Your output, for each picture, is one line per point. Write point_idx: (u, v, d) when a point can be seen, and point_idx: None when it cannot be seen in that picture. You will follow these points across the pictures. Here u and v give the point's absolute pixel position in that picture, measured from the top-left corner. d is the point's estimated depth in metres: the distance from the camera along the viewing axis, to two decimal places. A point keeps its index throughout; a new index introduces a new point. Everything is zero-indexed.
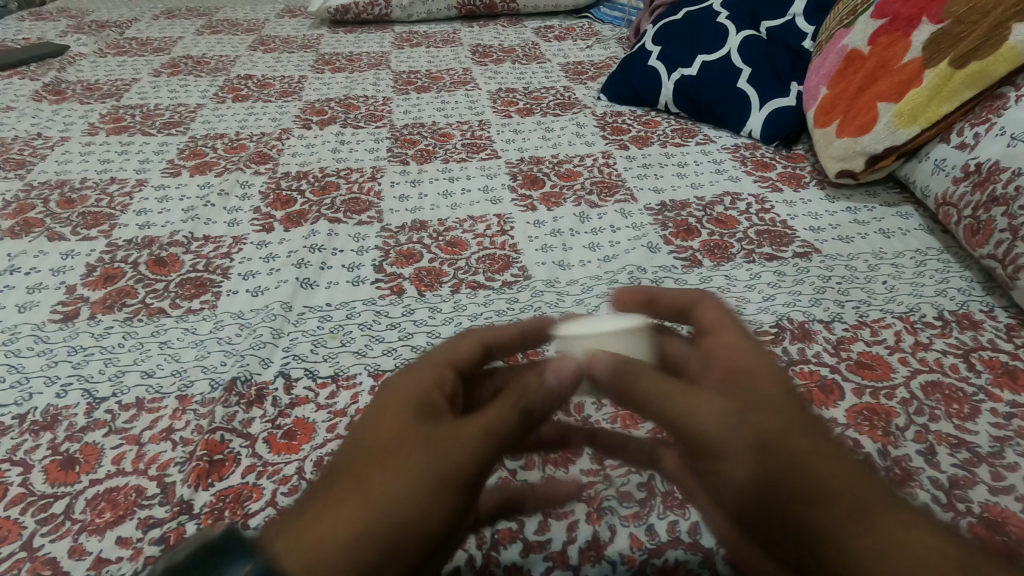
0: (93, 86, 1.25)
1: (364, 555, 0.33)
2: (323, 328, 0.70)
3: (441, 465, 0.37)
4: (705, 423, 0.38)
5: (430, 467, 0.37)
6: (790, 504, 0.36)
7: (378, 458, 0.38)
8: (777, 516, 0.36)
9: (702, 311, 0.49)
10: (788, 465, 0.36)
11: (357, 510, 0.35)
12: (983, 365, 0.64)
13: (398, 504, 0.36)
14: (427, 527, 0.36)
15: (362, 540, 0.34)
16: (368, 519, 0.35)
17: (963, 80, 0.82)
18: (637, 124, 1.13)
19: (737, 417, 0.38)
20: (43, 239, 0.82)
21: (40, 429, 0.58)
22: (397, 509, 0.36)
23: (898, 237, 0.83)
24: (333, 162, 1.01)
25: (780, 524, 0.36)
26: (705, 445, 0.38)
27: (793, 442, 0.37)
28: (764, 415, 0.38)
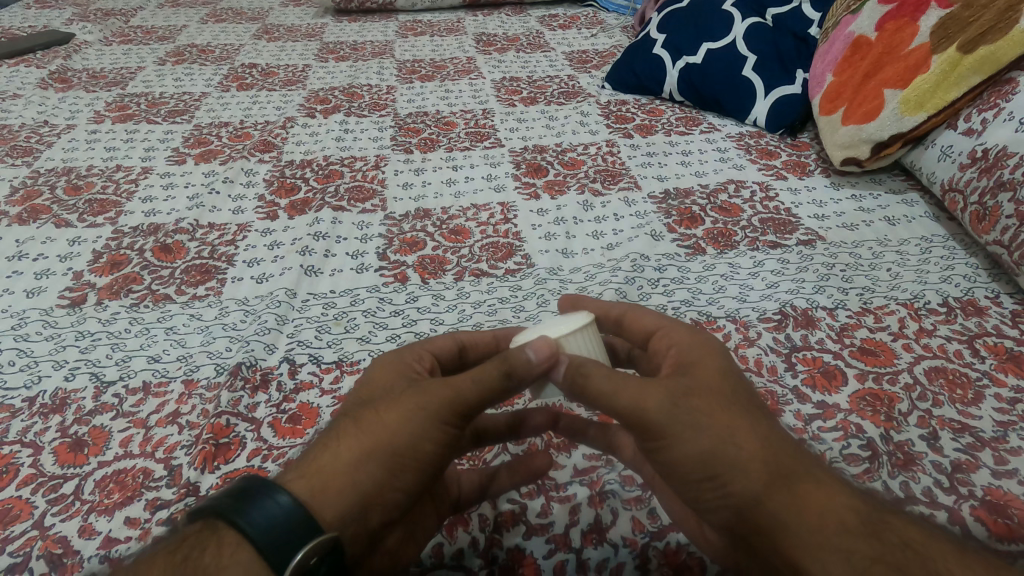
0: (98, 74, 1.25)
1: (369, 473, 0.43)
2: (327, 315, 0.70)
3: (418, 429, 0.44)
4: (657, 412, 0.43)
5: (416, 405, 0.44)
6: (727, 475, 0.41)
7: (372, 406, 0.46)
8: (715, 485, 0.42)
9: (636, 319, 0.54)
10: (725, 443, 0.42)
11: (360, 445, 0.44)
12: (988, 350, 0.64)
13: (393, 437, 0.44)
14: (421, 451, 0.44)
15: (369, 470, 0.43)
16: (372, 451, 0.44)
17: (971, 65, 0.81)
18: (642, 112, 1.13)
19: (683, 403, 0.43)
20: (50, 225, 0.82)
21: (49, 411, 0.58)
22: (394, 440, 0.44)
23: (903, 224, 0.83)
24: (337, 150, 1.01)
25: (717, 491, 0.42)
26: (656, 430, 0.43)
27: (732, 425, 0.42)
28: (704, 401, 0.43)
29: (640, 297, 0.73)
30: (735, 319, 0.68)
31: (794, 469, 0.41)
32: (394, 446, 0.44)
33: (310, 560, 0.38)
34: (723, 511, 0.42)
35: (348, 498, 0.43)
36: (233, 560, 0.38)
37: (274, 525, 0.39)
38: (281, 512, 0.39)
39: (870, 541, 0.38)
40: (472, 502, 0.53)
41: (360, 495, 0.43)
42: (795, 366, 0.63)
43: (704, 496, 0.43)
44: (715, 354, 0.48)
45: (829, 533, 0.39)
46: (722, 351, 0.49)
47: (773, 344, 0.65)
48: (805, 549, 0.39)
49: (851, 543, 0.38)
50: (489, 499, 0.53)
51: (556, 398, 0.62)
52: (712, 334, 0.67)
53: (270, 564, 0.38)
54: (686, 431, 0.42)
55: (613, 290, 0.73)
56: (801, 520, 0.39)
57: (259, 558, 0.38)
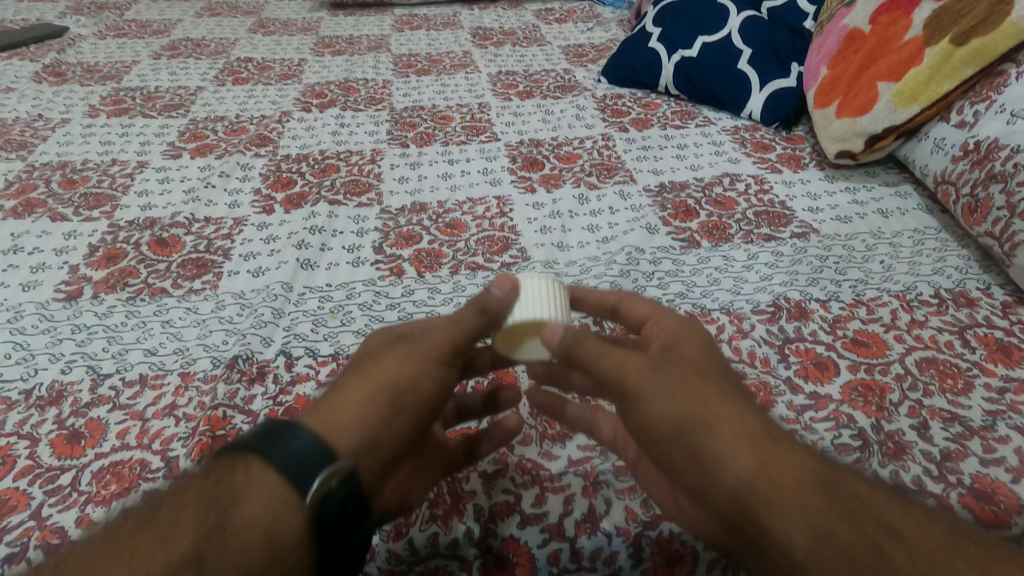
0: (93, 68, 1.25)
1: (376, 405, 0.47)
2: (323, 308, 0.71)
3: (414, 366, 0.50)
4: (632, 373, 0.47)
5: (415, 351, 0.50)
6: (697, 435, 0.42)
7: (375, 358, 0.50)
8: (683, 446, 0.43)
9: (632, 305, 0.56)
10: (694, 405, 0.43)
11: (364, 386, 0.48)
12: (978, 341, 0.64)
13: (398, 377, 0.49)
14: (421, 389, 0.49)
15: (378, 407, 0.47)
16: (378, 389, 0.48)
17: (964, 57, 0.82)
18: (637, 106, 1.13)
19: (659, 369, 0.47)
20: (46, 219, 0.82)
21: (45, 404, 0.58)
22: (398, 379, 0.49)
23: (897, 217, 0.84)
24: (333, 145, 1.01)
25: (685, 454, 0.43)
26: (633, 393, 0.47)
27: (707, 392, 0.44)
28: (679, 370, 0.46)
29: (635, 290, 0.73)
30: (729, 311, 0.69)
31: (762, 433, 0.42)
32: (398, 385, 0.48)
33: (332, 481, 0.42)
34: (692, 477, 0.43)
35: (361, 431, 0.46)
36: (263, 485, 0.41)
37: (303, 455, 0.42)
38: (304, 442, 0.43)
39: (830, 500, 0.38)
40: (467, 492, 0.53)
41: (368, 427, 0.46)
42: (788, 357, 0.63)
43: (677, 465, 0.44)
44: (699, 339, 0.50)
45: (788, 492, 0.38)
46: (709, 338, 0.51)
47: (767, 336, 0.66)
48: (764, 506, 0.39)
49: (809, 501, 0.38)
50: (484, 490, 0.53)
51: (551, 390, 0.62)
52: (706, 325, 0.67)
53: (296, 486, 0.41)
54: (658, 392, 0.45)
55: (607, 283, 0.73)
56: (762, 480, 0.39)
57: (286, 483, 0.41)
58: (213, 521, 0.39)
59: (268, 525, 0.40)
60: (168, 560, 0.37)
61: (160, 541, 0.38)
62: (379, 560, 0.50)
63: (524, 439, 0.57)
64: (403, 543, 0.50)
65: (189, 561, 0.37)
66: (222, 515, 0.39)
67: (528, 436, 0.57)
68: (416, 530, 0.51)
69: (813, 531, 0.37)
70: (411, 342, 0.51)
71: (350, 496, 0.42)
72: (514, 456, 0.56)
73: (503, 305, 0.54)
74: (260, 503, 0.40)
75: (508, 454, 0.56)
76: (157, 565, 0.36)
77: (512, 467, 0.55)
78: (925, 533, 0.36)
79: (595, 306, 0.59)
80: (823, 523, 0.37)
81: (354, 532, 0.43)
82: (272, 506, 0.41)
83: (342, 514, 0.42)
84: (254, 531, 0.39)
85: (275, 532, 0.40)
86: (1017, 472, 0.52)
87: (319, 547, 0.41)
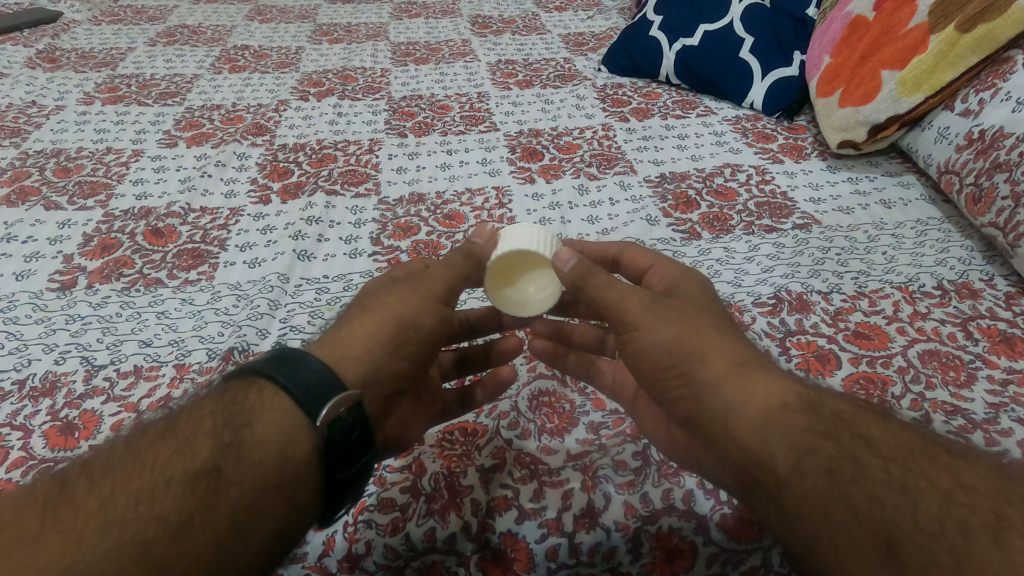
0: (88, 55, 1.23)
1: (379, 345, 0.52)
2: (320, 300, 0.70)
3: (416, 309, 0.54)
4: (633, 306, 0.50)
5: (413, 292, 0.55)
6: (692, 363, 0.47)
7: (375, 299, 0.55)
8: (677, 372, 0.48)
9: (632, 256, 0.60)
10: (688, 335, 0.48)
11: (370, 325, 0.52)
12: (981, 333, 0.64)
13: (397, 315, 0.53)
14: (419, 326, 0.54)
15: (381, 342, 0.52)
16: (381, 325, 0.53)
17: (969, 44, 0.81)
18: (638, 96, 1.12)
19: (657, 304, 0.51)
20: (39, 208, 0.82)
21: (39, 395, 0.58)
22: (398, 316, 0.53)
23: (899, 208, 0.83)
24: (331, 134, 1.00)
25: (679, 380, 0.48)
26: (631, 323, 0.50)
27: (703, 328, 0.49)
28: (678, 305, 0.51)
29: None
30: (730, 304, 0.68)
31: (749, 361, 0.47)
32: (398, 322, 0.53)
33: (340, 409, 0.44)
34: (684, 401, 0.48)
35: (365, 363, 0.50)
36: (277, 408, 0.44)
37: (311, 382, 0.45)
38: (314, 371, 0.46)
39: (809, 415, 0.43)
40: (464, 486, 0.52)
41: (371, 363, 0.51)
42: (789, 350, 0.63)
43: (670, 390, 0.49)
44: (695, 282, 0.55)
45: (770, 408, 0.43)
46: (706, 282, 0.56)
47: (768, 328, 0.65)
48: (748, 421, 0.44)
49: (790, 416, 0.43)
50: (482, 484, 0.53)
51: (550, 383, 0.61)
52: None
53: (306, 412, 0.44)
54: (656, 321, 0.49)
55: None
56: (748, 401, 0.44)
57: (297, 407, 0.44)
58: (229, 437, 0.42)
59: (281, 444, 0.43)
60: (188, 469, 0.39)
61: (181, 452, 0.40)
62: (376, 556, 0.49)
63: (522, 433, 0.56)
64: (400, 539, 0.50)
65: (207, 472, 0.40)
66: (237, 433, 0.42)
67: (527, 430, 0.57)
68: (413, 525, 0.50)
69: (792, 440, 0.42)
70: (408, 284, 0.56)
71: (357, 424, 0.45)
72: (512, 450, 0.55)
73: (489, 251, 0.57)
74: (273, 425, 0.43)
75: (506, 448, 0.55)
76: (178, 473, 0.39)
77: (510, 461, 0.54)
78: (891, 437, 0.41)
79: (596, 257, 0.63)
80: (802, 432, 0.42)
81: (363, 456, 0.46)
82: (284, 428, 0.43)
83: (348, 441, 0.44)
84: (267, 450, 0.42)
85: (286, 453, 0.42)
86: None
87: (328, 470, 0.44)
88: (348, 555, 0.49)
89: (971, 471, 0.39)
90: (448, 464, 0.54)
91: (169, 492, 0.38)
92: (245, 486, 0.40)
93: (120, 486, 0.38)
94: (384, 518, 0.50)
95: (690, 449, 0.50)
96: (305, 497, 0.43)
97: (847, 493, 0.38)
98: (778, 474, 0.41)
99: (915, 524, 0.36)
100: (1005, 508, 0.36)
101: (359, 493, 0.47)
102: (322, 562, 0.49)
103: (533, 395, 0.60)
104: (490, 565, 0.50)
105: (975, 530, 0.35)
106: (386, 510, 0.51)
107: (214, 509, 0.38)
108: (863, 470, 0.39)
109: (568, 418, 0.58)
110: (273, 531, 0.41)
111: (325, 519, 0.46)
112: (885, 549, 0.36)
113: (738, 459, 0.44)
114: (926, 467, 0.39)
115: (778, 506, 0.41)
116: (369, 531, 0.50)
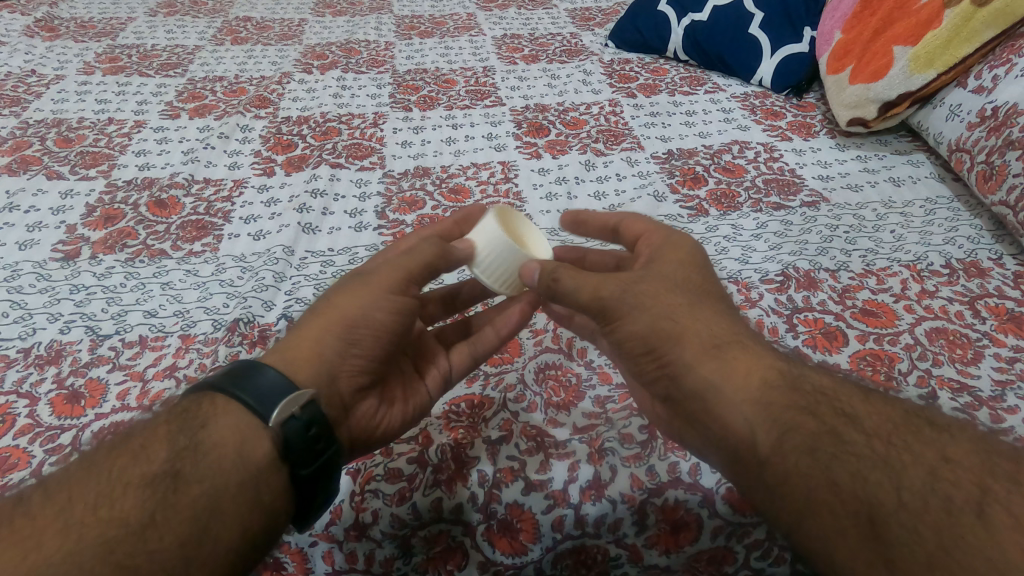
0: (87, 24, 1.21)
1: (328, 344, 0.48)
2: (325, 273, 0.70)
3: (362, 304, 0.49)
4: (609, 296, 0.49)
5: (363, 283, 0.50)
6: (666, 345, 0.46)
7: (326, 297, 0.51)
8: (655, 356, 0.47)
9: (629, 224, 0.58)
10: (665, 320, 0.47)
11: (319, 324, 0.49)
12: (989, 311, 0.64)
13: (348, 311, 0.49)
14: (373, 320, 0.49)
15: (329, 342, 0.48)
16: (329, 325, 0.49)
17: (985, 18, 0.80)
18: (646, 72, 1.11)
19: (634, 287, 0.49)
20: (41, 177, 0.81)
21: (44, 362, 0.58)
22: (349, 312, 0.49)
23: (908, 185, 0.82)
24: (335, 107, 0.99)
25: (656, 361, 0.47)
26: (607, 309, 0.49)
27: (680, 308, 0.48)
28: (653, 284, 0.49)
29: None
30: (737, 280, 0.68)
31: (725, 338, 0.46)
32: (348, 318, 0.49)
33: (293, 409, 0.43)
34: (662, 380, 0.47)
35: (317, 366, 0.47)
36: (231, 412, 0.43)
37: (262, 388, 0.43)
38: (268, 377, 0.44)
39: (787, 392, 0.42)
40: (471, 457, 0.52)
41: (327, 363, 0.48)
42: (796, 327, 0.62)
43: (648, 370, 0.48)
44: (679, 250, 0.53)
45: (749, 387, 0.43)
46: (695, 248, 0.54)
47: (775, 305, 0.65)
48: (729, 408, 0.43)
49: (768, 394, 0.42)
50: (488, 455, 0.53)
51: (556, 356, 0.61)
52: None
53: (260, 414, 0.43)
54: (629, 303, 0.48)
55: None
56: (727, 380, 0.44)
57: (251, 411, 0.43)
58: (185, 441, 0.41)
59: (239, 444, 0.42)
60: (145, 474, 0.39)
61: (137, 458, 0.40)
62: (382, 525, 0.50)
63: (528, 406, 0.56)
64: (407, 508, 0.50)
65: (165, 476, 0.39)
66: (194, 437, 0.41)
67: (533, 403, 0.56)
68: (420, 495, 0.51)
69: (771, 418, 0.41)
70: (362, 278, 0.51)
71: (314, 420, 0.43)
72: (519, 422, 0.55)
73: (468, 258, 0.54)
74: (230, 427, 0.42)
75: (513, 420, 0.55)
76: (135, 477, 0.39)
77: (516, 433, 0.54)
78: (875, 412, 0.41)
79: (597, 228, 0.61)
80: (780, 410, 0.41)
81: (328, 451, 0.44)
82: (241, 428, 0.42)
83: (306, 439, 0.43)
84: (225, 451, 0.41)
85: (246, 453, 0.42)
86: None
87: (291, 469, 0.43)
88: (355, 523, 0.50)
89: (955, 444, 0.38)
90: (454, 436, 0.54)
91: (127, 497, 0.38)
92: (206, 486, 0.40)
93: (76, 496, 0.38)
94: (390, 488, 0.51)
95: (677, 426, 0.49)
96: (272, 495, 0.42)
97: (829, 472, 0.38)
98: (759, 454, 0.41)
99: (898, 502, 0.35)
100: (991, 484, 0.35)
101: (330, 487, 0.45)
102: (328, 530, 0.50)
103: (539, 367, 0.59)
104: (496, 535, 0.51)
105: (959, 506, 0.34)
106: (393, 479, 0.51)
107: (175, 509, 0.38)
108: (844, 448, 0.39)
109: (575, 391, 0.57)
110: (244, 528, 0.40)
111: (297, 519, 0.45)
112: (866, 527, 0.36)
113: (721, 438, 0.44)
114: (909, 442, 0.38)
115: (762, 486, 0.41)
116: (376, 501, 0.50)
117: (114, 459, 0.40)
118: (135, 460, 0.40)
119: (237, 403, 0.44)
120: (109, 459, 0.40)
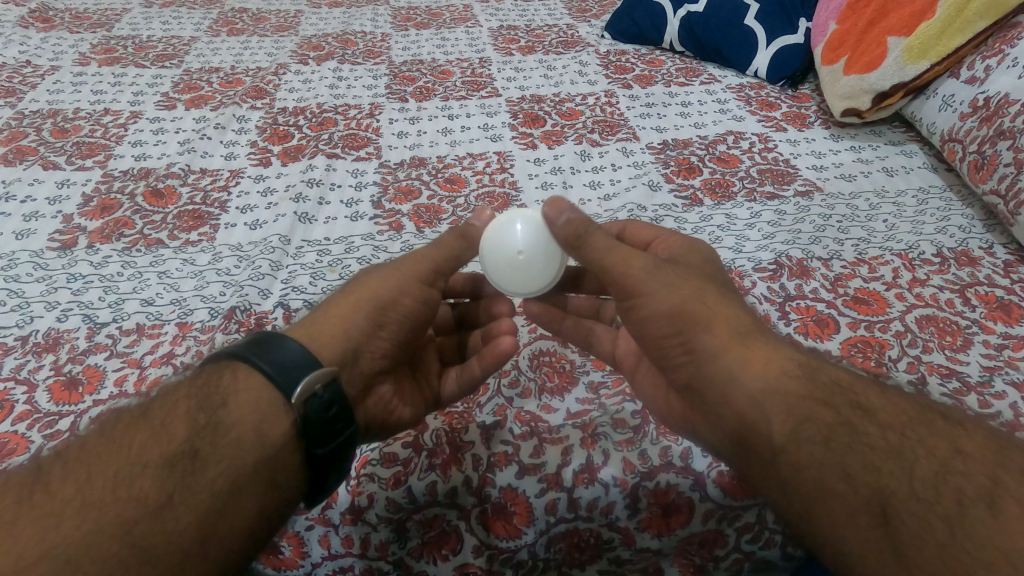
0: (82, 15, 1.21)
1: (358, 324, 0.50)
2: (321, 261, 0.70)
3: (394, 290, 0.52)
4: (636, 273, 0.49)
5: (397, 270, 0.53)
6: (690, 329, 0.47)
7: (356, 280, 0.53)
8: (678, 340, 0.47)
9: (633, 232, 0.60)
10: (689, 302, 0.47)
11: (349, 303, 0.51)
12: (979, 299, 0.64)
13: (380, 294, 0.51)
14: (402, 306, 0.52)
15: (358, 321, 0.50)
16: (360, 304, 0.50)
17: (978, 8, 0.80)
18: (641, 63, 1.11)
19: (659, 269, 0.49)
20: (37, 167, 0.81)
21: (42, 350, 0.58)
22: (381, 295, 0.51)
23: (901, 175, 0.83)
24: (331, 98, 0.99)
25: (680, 345, 0.47)
26: (632, 290, 0.49)
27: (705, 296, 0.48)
28: (677, 272, 0.50)
29: None
30: (730, 269, 0.68)
31: (749, 329, 0.46)
32: (380, 300, 0.51)
33: (316, 386, 0.43)
34: (683, 366, 0.47)
35: (343, 343, 0.49)
36: (251, 389, 0.43)
37: (287, 364, 0.44)
38: (292, 352, 0.44)
39: (805, 383, 0.43)
40: (465, 442, 0.53)
41: (353, 344, 0.49)
42: (788, 315, 0.63)
43: (669, 354, 0.48)
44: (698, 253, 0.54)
45: (770, 376, 0.43)
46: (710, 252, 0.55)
47: (767, 293, 0.65)
48: (750, 397, 0.43)
49: (784, 380, 0.43)
50: (483, 440, 0.53)
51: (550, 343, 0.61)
52: None
53: (282, 390, 0.43)
54: (658, 286, 0.48)
55: None
56: (748, 369, 0.44)
57: (273, 385, 0.43)
58: (204, 418, 0.41)
59: (258, 423, 0.42)
60: (165, 452, 0.39)
61: (156, 435, 0.40)
62: (377, 509, 0.51)
63: (523, 391, 0.57)
64: (402, 492, 0.51)
65: (183, 454, 0.39)
66: (213, 414, 0.42)
67: (527, 389, 0.57)
68: (415, 479, 0.51)
69: (790, 408, 0.42)
70: (393, 266, 0.54)
71: (334, 400, 0.44)
72: (513, 407, 0.55)
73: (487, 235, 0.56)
74: (250, 403, 0.43)
75: (507, 406, 0.56)
76: (154, 456, 0.39)
77: (510, 418, 0.54)
78: (889, 405, 0.41)
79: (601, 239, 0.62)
80: (797, 400, 0.42)
81: (344, 431, 0.45)
82: (260, 405, 0.43)
83: (326, 417, 0.43)
84: (243, 430, 0.42)
85: (263, 430, 0.42)
86: (1010, 424, 0.52)
87: (308, 447, 0.43)
88: (351, 507, 0.51)
89: (968, 438, 0.38)
90: (449, 422, 0.55)
91: (145, 475, 0.38)
92: (224, 466, 0.40)
93: (96, 473, 0.38)
94: (386, 472, 0.51)
95: (689, 417, 0.49)
96: (287, 476, 0.43)
97: (844, 460, 0.39)
98: (774, 441, 0.41)
99: (911, 493, 0.36)
100: (1003, 476, 0.35)
101: (342, 467, 0.46)
102: (324, 514, 0.51)
103: (533, 354, 0.60)
104: (490, 518, 0.52)
105: (971, 497, 0.35)
106: (389, 464, 0.52)
107: (192, 489, 0.38)
108: (862, 439, 0.39)
109: (568, 377, 0.58)
110: (259, 505, 0.41)
111: (309, 496, 0.46)
112: (878, 516, 0.36)
113: (736, 427, 0.44)
114: (923, 435, 0.39)
115: (776, 475, 0.42)
116: (371, 485, 0.51)
117: (135, 435, 0.40)
118: (156, 435, 0.40)
119: (258, 375, 0.44)
120: (131, 434, 0.40)
